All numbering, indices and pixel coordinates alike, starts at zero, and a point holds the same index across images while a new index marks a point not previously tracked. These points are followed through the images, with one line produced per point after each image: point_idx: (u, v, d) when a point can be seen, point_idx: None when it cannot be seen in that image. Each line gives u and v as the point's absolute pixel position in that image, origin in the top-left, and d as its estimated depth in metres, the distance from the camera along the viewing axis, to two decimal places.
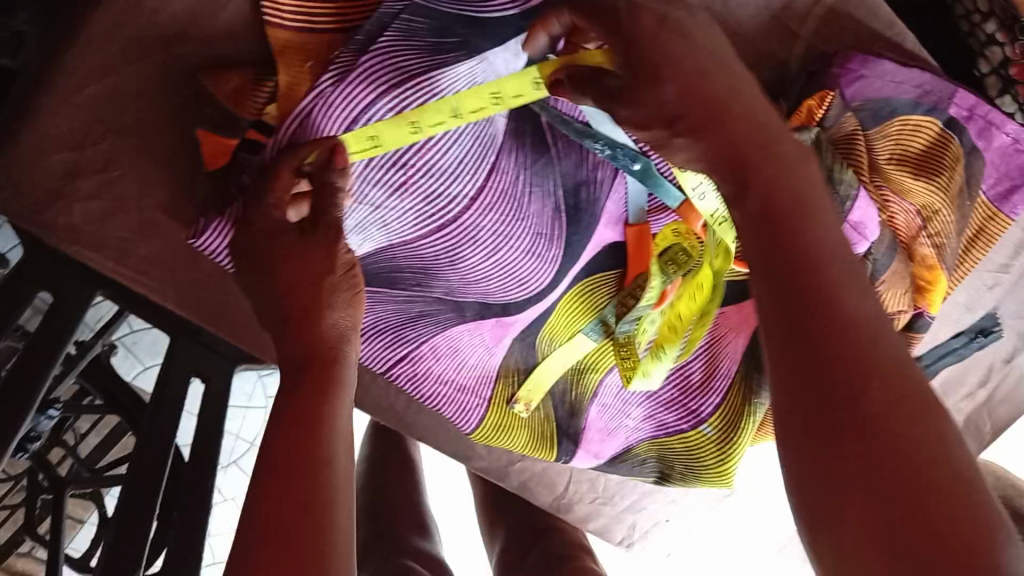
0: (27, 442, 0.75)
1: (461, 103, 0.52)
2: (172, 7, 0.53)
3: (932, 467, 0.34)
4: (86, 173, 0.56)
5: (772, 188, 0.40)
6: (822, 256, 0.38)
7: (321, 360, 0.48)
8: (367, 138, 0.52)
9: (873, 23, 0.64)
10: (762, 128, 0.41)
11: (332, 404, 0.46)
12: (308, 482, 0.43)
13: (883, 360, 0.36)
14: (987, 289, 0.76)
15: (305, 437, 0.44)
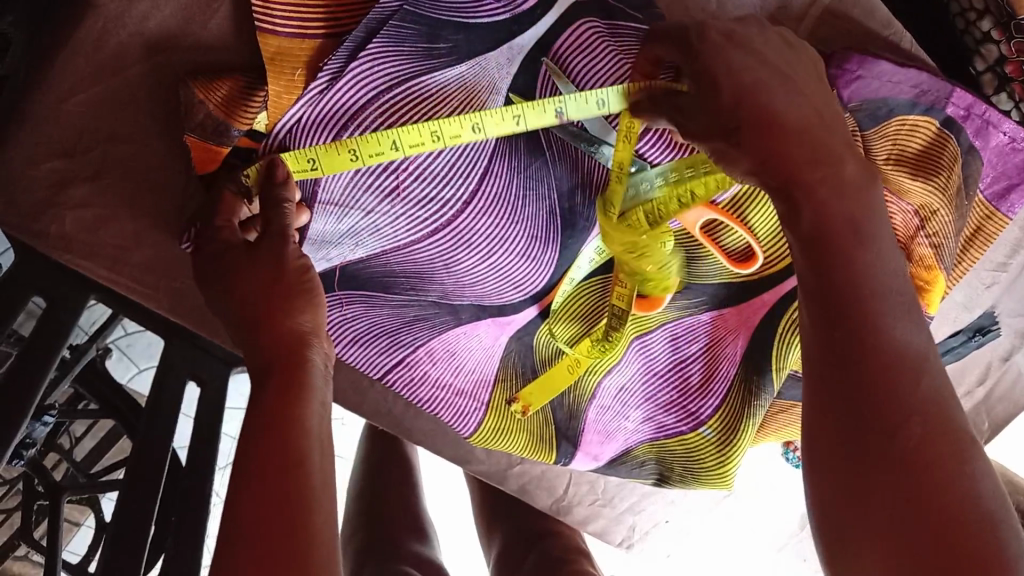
0: (22, 448, 0.75)
1: (441, 127, 0.53)
2: (160, 13, 0.52)
3: (943, 492, 0.39)
4: (78, 181, 0.56)
5: (827, 210, 0.45)
6: (868, 287, 0.44)
7: (287, 365, 0.48)
8: (309, 161, 0.52)
9: (869, 23, 0.63)
10: (820, 149, 0.46)
11: (300, 406, 0.47)
12: (290, 482, 0.44)
13: (909, 397, 0.42)
14: (984, 289, 0.76)
15: (278, 440, 0.45)
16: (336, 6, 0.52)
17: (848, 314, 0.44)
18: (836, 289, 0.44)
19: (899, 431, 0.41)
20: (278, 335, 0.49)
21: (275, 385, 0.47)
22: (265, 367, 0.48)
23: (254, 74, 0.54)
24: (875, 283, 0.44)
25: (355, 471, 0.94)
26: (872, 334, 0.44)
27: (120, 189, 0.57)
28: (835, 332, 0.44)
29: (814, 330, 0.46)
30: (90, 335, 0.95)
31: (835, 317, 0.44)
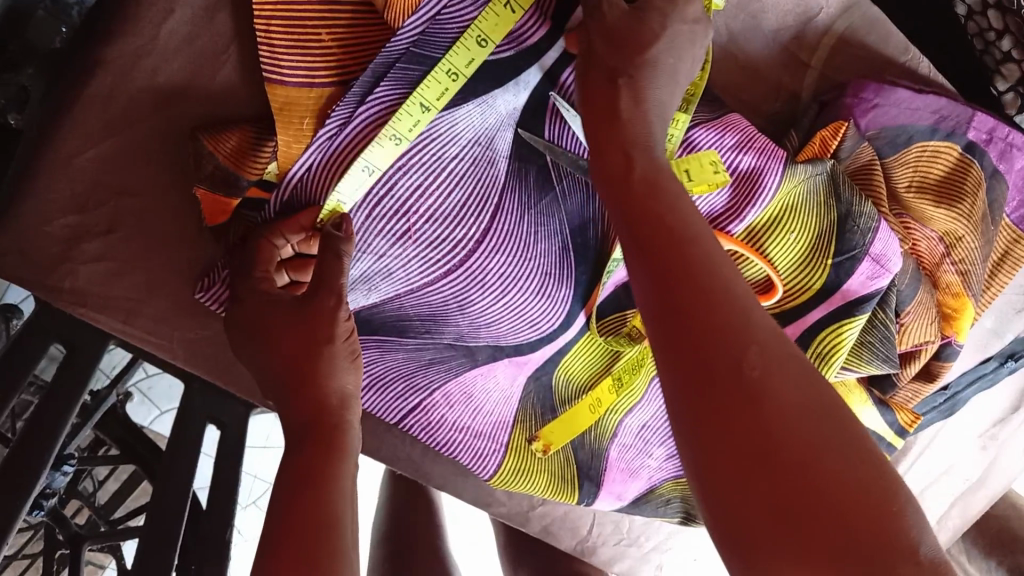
0: (42, 499, 0.74)
1: (452, 61, 0.52)
2: (171, 67, 0.52)
3: (761, 385, 0.38)
4: (91, 236, 0.55)
5: (616, 119, 0.46)
6: (669, 205, 0.43)
7: (317, 427, 0.48)
8: (365, 168, 0.52)
9: (884, 49, 0.63)
10: (631, 43, 0.46)
11: (336, 464, 0.47)
12: (321, 542, 0.44)
13: (726, 301, 0.40)
14: (1016, 313, 0.74)
15: (306, 497, 0.45)
16: (346, 56, 0.52)
17: (687, 293, 0.40)
18: (666, 273, 0.41)
19: (764, 413, 0.37)
20: (310, 399, 0.49)
21: (308, 443, 0.48)
22: (299, 426, 0.49)
23: (263, 125, 0.54)
24: (701, 258, 0.41)
25: (375, 513, 0.93)
26: (710, 309, 0.39)
27: (133, 240, 0.56)
28: (689, 326, 0.39)
29: (661, 316, 0.41)
30: (110, 380, 0.95)
31: (676, 302, 0.40)
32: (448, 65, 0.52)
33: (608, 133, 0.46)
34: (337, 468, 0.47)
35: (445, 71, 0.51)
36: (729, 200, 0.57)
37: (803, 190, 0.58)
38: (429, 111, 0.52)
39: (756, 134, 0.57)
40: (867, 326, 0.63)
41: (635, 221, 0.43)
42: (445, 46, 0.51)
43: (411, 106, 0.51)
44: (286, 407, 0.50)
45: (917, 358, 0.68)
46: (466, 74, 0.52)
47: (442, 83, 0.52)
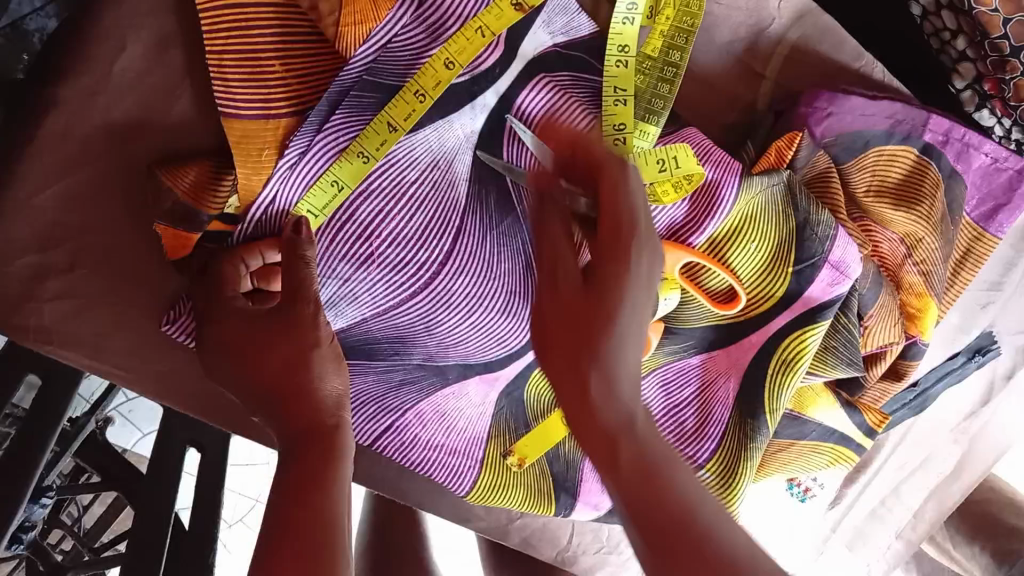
0: (21, 533, 0.74)
1: (421, 83, 0.52)
2: (125, 104, 0.52)
3: None
4: (53, 274, 0.55)
5: (598, 435, 0.47)
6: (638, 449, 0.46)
7: (307, 435, 0.49)
8: (334, 184, 0.53)
9: (839, 56, 0.63)
10: (592, 324, 0.46)
11: (335, 466, 0.48)
12: (317, 543, 0.45)
13: (710, 547, 0.42)
14: (981, 308, 0.75)
15: (307, 500, 0.46)
16: (301, 86, 0.52)
17: (674, 552, 0.42)
18: (630, 478, 0.45)
19: None
20: (297, 411, 0.49)
21: (300, 453, 0.48)
22: (293, 434, 0.49)
23: (220, 158, 0.54)
24: (681, 510, 0.43)
25: (357, 528, 0.93)
26: (660, 506, 0.44)
27: (96, 276, 0.56)
28: (647, 521, 0.43)
29: (634, 511, 0.44)
30: (88, 406, 0.94)
31: (658, 542, 0.43)
32: (416, 86, 0.52)
33: (579, 354, 0.47)
34: (336, 471, 0.48)
35: (415, 92, 0.52)
36: (688, 214, 0.57)
37: (762, 200, 0.59)
38: (398, 131, 0.53)
39: (713, 148, 0.58)
40: (830, 331, 0.64)
41: (604, 439, 0.46)
42: (410, 70, 0.52)
43: (378, 125, 0.53)
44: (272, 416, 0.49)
45: (883, 359, 0.69)
46: (433, 96, 0.53)
47: (409, 104, 0.52)
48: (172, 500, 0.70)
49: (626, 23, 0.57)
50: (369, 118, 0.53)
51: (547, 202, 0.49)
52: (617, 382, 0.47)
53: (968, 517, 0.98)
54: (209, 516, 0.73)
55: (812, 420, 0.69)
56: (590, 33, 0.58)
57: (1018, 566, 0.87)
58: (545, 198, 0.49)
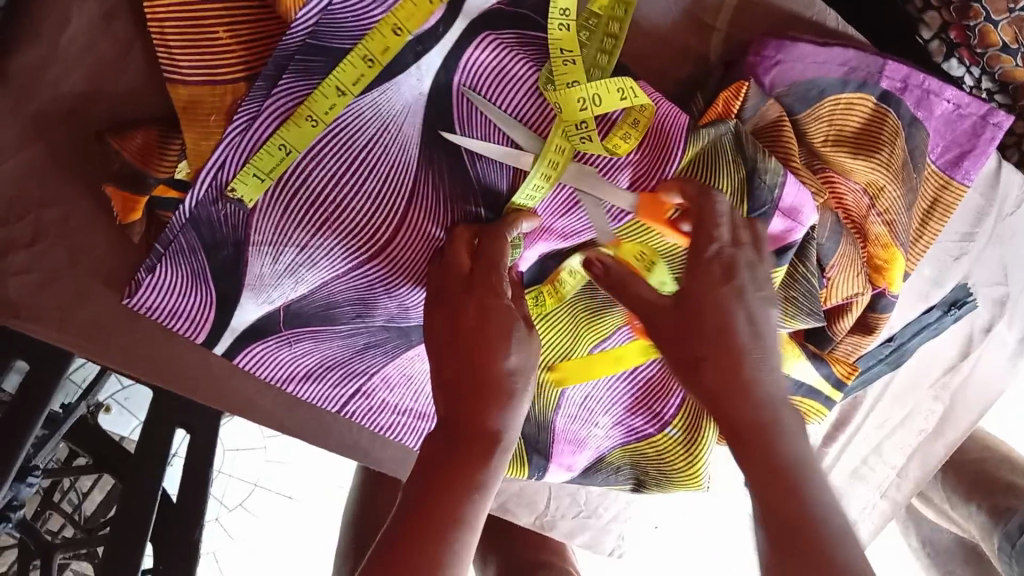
0: (9, 512, 0.75)
1: (371, 48, 0.52)
2: (73, 76, 0.53)
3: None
4: (15, 249, 0.56)
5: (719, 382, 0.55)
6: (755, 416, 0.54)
7: (473, 434, 0.52)
8: (281, 148, 0.54)
9: (791, 5, 0.63)
10: (721, 395, 0.55)
11: (495, 406, 0.52)
12: (440, 508, 0.49)
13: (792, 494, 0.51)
14: (953, 260, 0.75)
15: (443, 508, 0.49)
16: (247, 53, 0.53)
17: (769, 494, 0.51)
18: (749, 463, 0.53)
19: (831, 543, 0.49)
20: (484, 413, 0.52)
21: (463, 399, 0.52)
22: (452, 431, 0.52)
23: (168, 123, 0.55)
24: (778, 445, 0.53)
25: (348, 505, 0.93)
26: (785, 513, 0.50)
27: (59, 248, 0.58)
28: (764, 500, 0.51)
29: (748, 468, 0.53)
30: (80, 393, 0.96)
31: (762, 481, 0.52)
32: (365, 52, 0.52)
33: (712, 350, 0.55)
34: (487, 475, 0.51)
35: (364, 58, 0.52)
36: (640, 168, 0.59)
37: (709, 150, 0.59)
38: (346, 95, 0.53)
39: (660, 101, 0.59)
40: (788, 281, 0.64)
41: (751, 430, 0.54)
42: (359, 35, 0.52)
43: (326, 90, 0.53)
44: (460, 422, 0.52)
45: (849, 311, 0.69)
46: (382, 61, 0.53)
47: (359, 69, 0.53)
48: (156, 482, 0.71)
49: None
50: (319, 81, 0.53)
51: (702, 219, 0.57)
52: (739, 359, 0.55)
53: (963, 476, 0.97)
54: (194, 492, 0.74)
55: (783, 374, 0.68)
56: None
57: (1013, 521, 0.86)
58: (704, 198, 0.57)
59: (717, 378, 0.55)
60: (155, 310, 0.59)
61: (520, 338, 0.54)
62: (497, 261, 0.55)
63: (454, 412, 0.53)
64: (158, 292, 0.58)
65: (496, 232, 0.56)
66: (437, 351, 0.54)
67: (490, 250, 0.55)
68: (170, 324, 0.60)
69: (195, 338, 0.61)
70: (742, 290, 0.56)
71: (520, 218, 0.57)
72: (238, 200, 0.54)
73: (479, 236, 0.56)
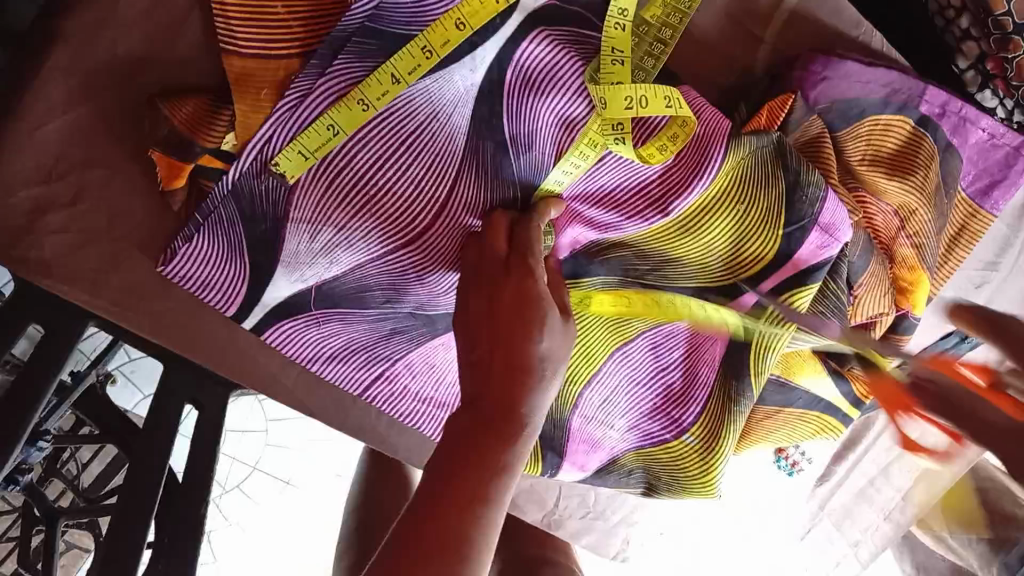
0: (17, 474, 0.75)
1: (430, 39, 0.52)
2: (128, 39, 0.53)
3: None
4: (55, 208, 0.56)
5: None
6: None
7: (500, 415, 0.51)
8: (329, 129, 0.53)
9: (839, 23, 0.64)
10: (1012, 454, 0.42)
11: (522, 385, 0.51)
12: (465, 491, 0.49)
13: None
14: (975, 288, 0.77)
15: (471, 485, 0.49)
16: (305, 31, 0.52)
17: None
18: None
19: None
20: (514, 396, 0.51)
21: (492, 378, 0.52)
22: (479, 409, 0.51)
23: (219, 94, 0.55)
24: None
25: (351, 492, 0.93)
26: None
27: (98, 210, 0.58)
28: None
29: None
30: (90, 362, 0.96)
31: None
32: (424, 43, 0.52)
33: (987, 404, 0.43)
34: (512, 459, 0.51)
35: (422, 48, 0.52)
36: (676, 171, 0.59)
37: (751, 161, 0.59)
38: (400, 83, 0.53)
39: (704, 105, 0.58)
40: (820, 296, 0.65)
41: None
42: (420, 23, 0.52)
43: (382, 76, 0.52)
44: (486, 402, 0.51)
45: (872, 330, 0.70)
46: (440, 54, 0.52)
47: (416, 59, 0.52)
48: (166, 454, 0.70)
49: None
50: (377, 65, 0.52)
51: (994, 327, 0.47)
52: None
53: None
54: (203, 468, 0.74)
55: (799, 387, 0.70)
56: None
57: None
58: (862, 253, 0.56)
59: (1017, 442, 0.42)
60: (189, 281, 0.59)
61: (552, 324, 0.53)
62: (532, 246, 0.55)
63: (485, 390, 0.52)
64: (193, 262, 0.58)
65: (528, 220, 0.57)
66: (470, 330, 0.54)
67: (521, 237, 0.55)
68: (202, 296, 0.61)
69: (225, 311, 0.62)
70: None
71: (547, 205, 0.59)
72: (281, 174, 0.54)
73: (519, 230, 0.56)
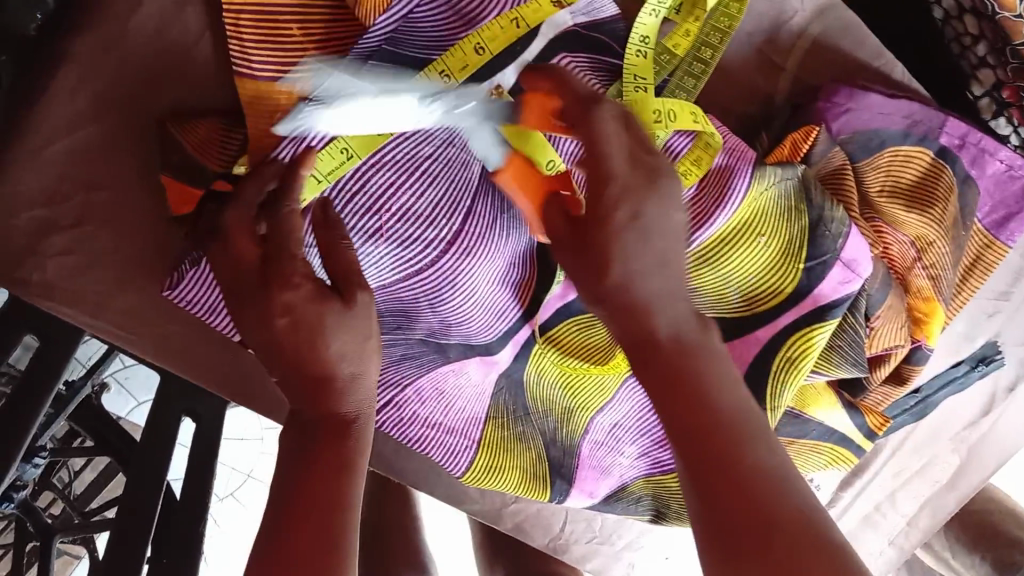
0: (12, 491, 0.74)
1: (449, 63, 0.51)
2: (139, 60, 0.53)
3: (775, 550, 0.41)
4: (58, 230, 0.55)
5: (690, 399, 0.45)
6: (715, 418, 0.44)
7: (332, 425, 0.48)
8: (343, 151, 0.52)
9: (860, 53, 0.64)
10: (690, 374, 0.46)
11: (336, 394, 0.48)
12: (323, 497, 0.46)
13: (744, 465, 0.43)
14: (987, 317, 0.76)
15: (319, 518, 0.45)
16: (321, 53, 0.51)
17: (731, 498, 0.42)
18: (735, 492, 0.42)
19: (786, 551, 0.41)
20: (332, 405, 0.48)
21: (306, 387, 0.47)
22: (310, 425, 0.47)
23: (230, 116, 0.54)
24: (727, 432, 0.44)
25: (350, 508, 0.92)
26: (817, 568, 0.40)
27: (102, 233, 0.56)
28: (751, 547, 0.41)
29: (691, 473, 0.44)
30: (85, 370, 0.94)
31: (707, 469, 0.43)
32: (443, 66, 0.51)
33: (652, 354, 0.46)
34: (348, 468, 0.47)
35: (441, 70, 0.51)
36: (697, 200, 0.58)
37: (774, 192, 0.59)
38: None
39: (727, 134, 0.59)
40: (838, 330, 0.64)
41: (684, 396, 0.45)
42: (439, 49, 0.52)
43: None
44: (311, 418, 0.48)
45: (887, 361, 0.69)
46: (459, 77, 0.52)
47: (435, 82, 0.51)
48: (164, 468, 0.68)
49: (652, 15, 0.57)
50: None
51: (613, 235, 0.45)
52: (681, 352, 0.46)
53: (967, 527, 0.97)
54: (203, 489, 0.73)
55: (813, 419, 0.69)
56: (614, 15, 0.57)
57: None
58: (590, 117, 0.44)
59: (678, 395, 0.45)
60: (199, 310, 0.58)
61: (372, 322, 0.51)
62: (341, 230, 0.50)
63: (303, 404, 0.48)
64: (204, 285, 0.57)
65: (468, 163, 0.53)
66: (269, 348, 0.47)
67: (341, 260, 0.49)
68: (209, 320, 0.59)
69: (230, 337, 0.60)
70: (665, 306, 0.46)
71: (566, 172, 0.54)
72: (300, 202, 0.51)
73: (265, 221, 0.48)
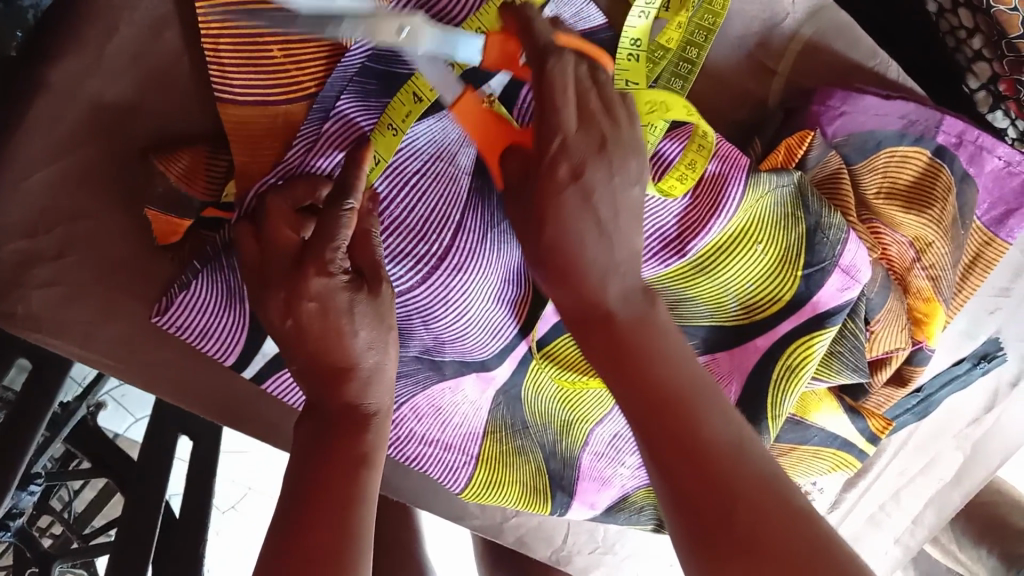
0: (8, 519, 0.72)
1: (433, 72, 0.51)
2: (118, 86, 0.51)
3: (737, 514, 0.41)
4: (42, 261, 0.53)
5: (642, 366, 0.45)
6: (668, 385, 0.45)
7: (348, 421, 0.47)
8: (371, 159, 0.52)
9: (853, 53, 0.64)
10: (637, 344, 0.46)
11: (349, 383, 0.47)
12: (331, 499, 0.45)
13: (700, 431, 0.43)
14: (988, 314, 0.75)
15: (330, 507, 0.44)
16: (299, 70, 0.50)
17: (693, 462, 0.43)
18: (691, 460, 0.43)
19: (745, 512, 0.41)
20: (348, 402, 0.47)
21: (321, 378, 0.47)
22: (322, 418, 0.47)
23: (214, 141, 0.54)
24: (683, 395, 0.44)
25: None
26: (773, 525, 0.41)
27: (88, 261, 0.55)
28: (709, 508, 0.42)
29: (648, 438, 0.44)
30: (80, 390, 0.93)
31: (664, 438, 0.44)
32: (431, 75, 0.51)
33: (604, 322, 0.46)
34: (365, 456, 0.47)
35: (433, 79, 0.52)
36: (695, 210, 0.57)
37: (768, 199, 0.58)
38: (423, 102, 0.52)
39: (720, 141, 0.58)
40: (837, 336, 0.64)
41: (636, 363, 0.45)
42: None
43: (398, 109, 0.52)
44: (324, 406, 0.47)
45: (888, 364, 0.68)
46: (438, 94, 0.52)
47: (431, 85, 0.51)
48: (161, 486, 0.66)
49: (641, 17, 0.55)
50: (386, 102, 0.52)
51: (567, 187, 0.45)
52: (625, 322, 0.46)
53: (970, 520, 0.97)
54: None
55: (815, 425, 0.69)
56: (603, 26, 0.56)
57: None
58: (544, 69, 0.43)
59: (628, 362, 0.45)
60: (189, 334, 0.56)
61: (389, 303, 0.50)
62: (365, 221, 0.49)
63: (321, 397, 0.47)
64: (192, 310, 0.55)
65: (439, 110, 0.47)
66: (283, 336, 0.47)
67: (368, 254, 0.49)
68: (199, 345, 0.57)
69: (223, 359, 0.58)
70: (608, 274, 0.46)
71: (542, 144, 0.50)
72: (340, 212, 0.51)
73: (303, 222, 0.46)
